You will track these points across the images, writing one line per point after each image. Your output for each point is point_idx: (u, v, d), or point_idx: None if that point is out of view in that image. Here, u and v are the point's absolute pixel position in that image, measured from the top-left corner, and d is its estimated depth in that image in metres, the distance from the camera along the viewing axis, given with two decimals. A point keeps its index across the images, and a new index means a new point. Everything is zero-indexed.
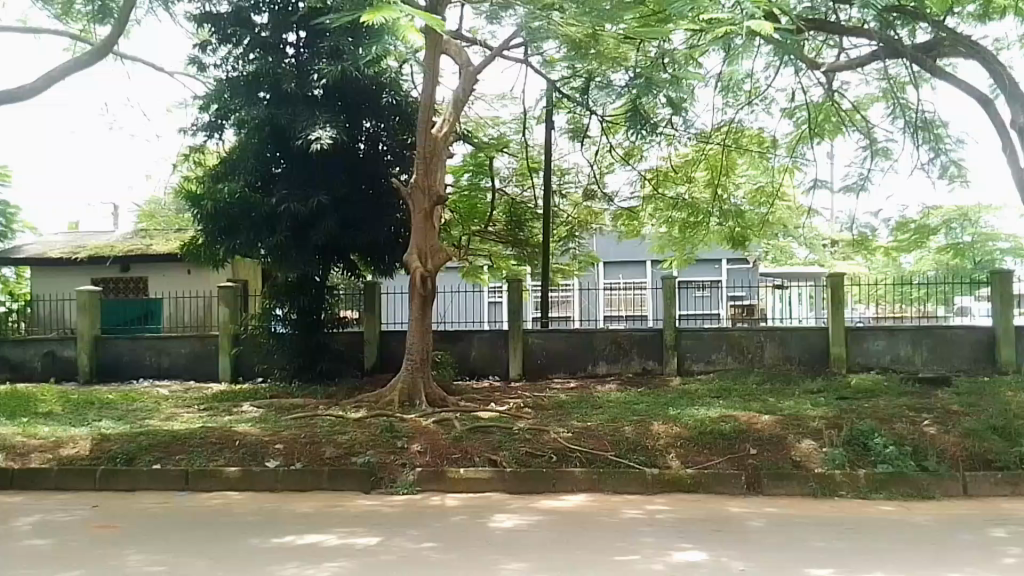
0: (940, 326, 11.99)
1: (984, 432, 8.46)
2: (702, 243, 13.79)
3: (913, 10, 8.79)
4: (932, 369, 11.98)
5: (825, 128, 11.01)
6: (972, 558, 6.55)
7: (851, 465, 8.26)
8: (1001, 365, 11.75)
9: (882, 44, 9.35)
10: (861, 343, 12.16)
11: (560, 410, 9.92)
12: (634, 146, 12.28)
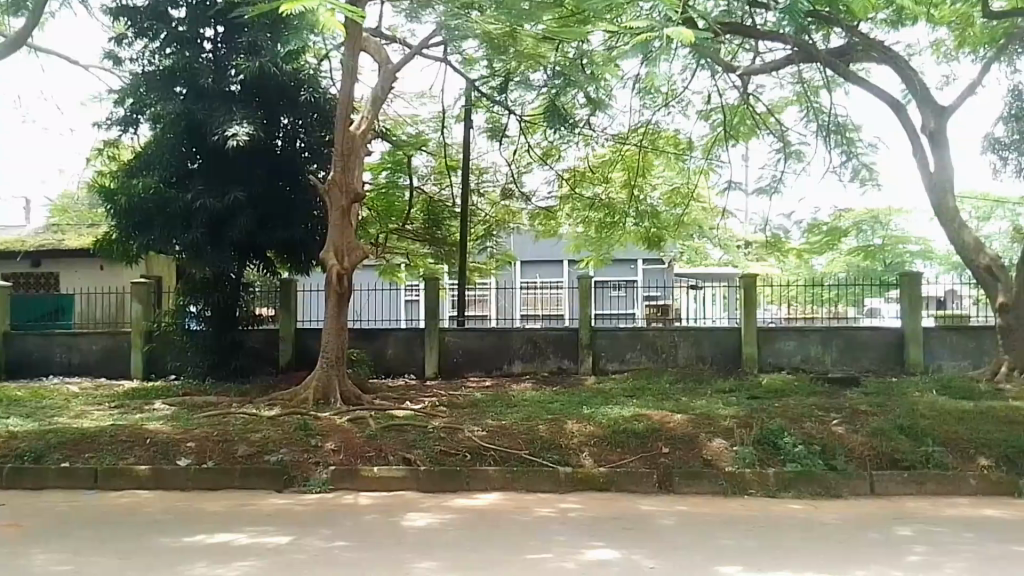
0: (850, 327, 12.19)
1: (892, 432, 8.31)
2: (618, 243, 13.87)
3: (827, 15, 8.87)
4: (842, 369, 12.18)
5: (740, 131, 11.19)
6: (880, 555, 6.54)
7: (760, 464, 8.18)
8: (909, 366, 11.97)
9: (797, 50, 9.55)
10: (774, 344, 12.32)
11: (476, 410, 9.99)
12: (552, 146, 12.23)
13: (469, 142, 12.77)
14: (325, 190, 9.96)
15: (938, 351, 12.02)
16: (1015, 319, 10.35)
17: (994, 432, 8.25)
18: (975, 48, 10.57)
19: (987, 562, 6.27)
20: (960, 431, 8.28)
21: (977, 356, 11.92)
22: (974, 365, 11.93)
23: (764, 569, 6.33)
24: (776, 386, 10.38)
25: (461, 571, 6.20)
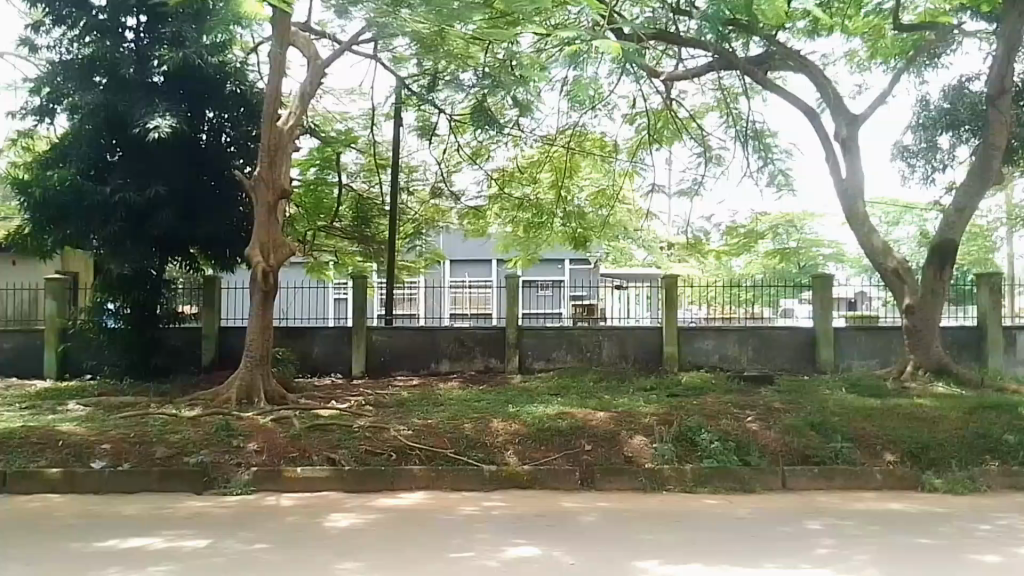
0: (765, 326, 12.65)
1: (803, 428, 8.59)
2: (547, 244, 13.81)
3: (746, 25, 9.14)
4: (757, 367, 12.62)
5: (663, 135, 11.47)
6: (791, 550, 6.76)
7: (679, 460, 8.40)
8: (820, 364, 12.43)
9: (718, 56, 9.90)
10: (693, 343, 12.70)
11: (402, 409, 9.99)
12: (481, 145, 12.25)
13: (398, 141, 12.81)
14: (251, 185, 9.95)
15: (848, 350, 12.53)
16: (921, 322, 10.56)
17: (901, 429, 8.46)
18: (886, 59, 11.14)
19: (888, 555, 6.55)
20: (868, 427, 8.52)
21: (884, 355, 12.43)
22: (881, 364, 12.44)
23: (681, 565, 6.48)
24: (696, 383, 10.75)
25: (382, 571, 6.17)
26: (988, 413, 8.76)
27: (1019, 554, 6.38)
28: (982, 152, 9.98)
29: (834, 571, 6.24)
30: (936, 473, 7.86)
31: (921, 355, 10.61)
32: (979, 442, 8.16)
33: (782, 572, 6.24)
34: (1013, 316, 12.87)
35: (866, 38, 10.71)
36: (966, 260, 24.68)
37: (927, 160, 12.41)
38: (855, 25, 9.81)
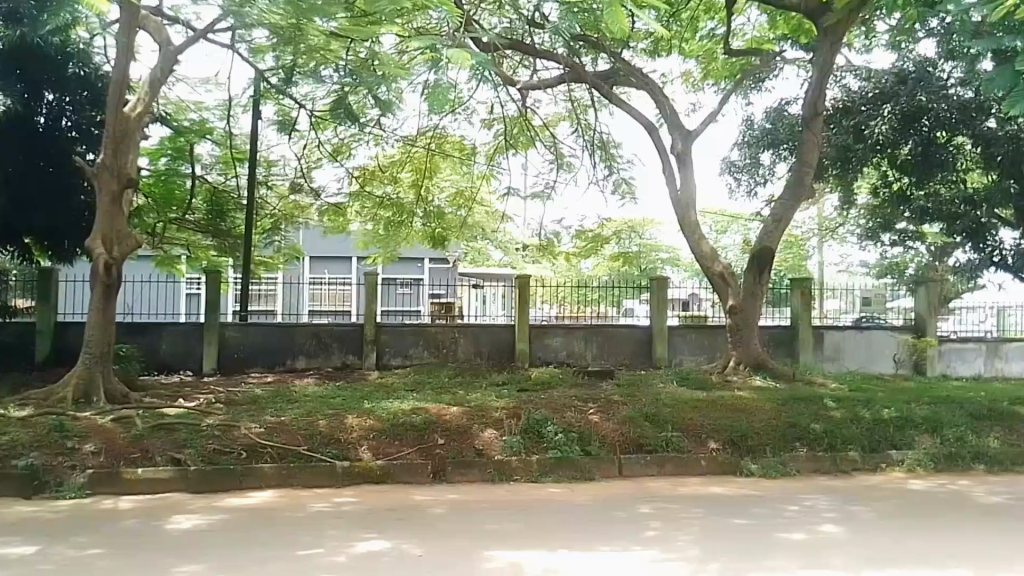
0: (607, 325, 13.52)
1: (638, 419, 9.22)
2: (406, 243, 14.06)
3: (594, 40, 9.80)
4: (600, 363, 13.48)
5: (519, 141, 11.96)
6: (623, 534, 7.30)
7: (526, 451, 8.82)
8: (656, 360, 13.45)
9: (568, 69, 10.48)
10: (543, 340, 13.41)
11: (254, 406, 9.87)
12: (342, 142, 12.19)
13: (257, 133, 12.82)
14: (94, 172, 9.57)
15: (681, 348, 13.62)
16: (743, 321, 11.39)
17: (723, 419, 9.25)
18: (718, 80, 12.14)
19: (709, 537, 7.22)
20: (696, 418, 9.25)
21: (710, 352, 13.67)
22: (708, 360, 13.62)
23: (524, 553, 6.86)
24: (544, 376, 11.33)
25: (228, 570, 6.13)
26: (799, 403, 9.71)
27: (818, 532, 7.24)
28: (797, 168, 10.94)
29: (661, 552, 6.83)
30: (753, 460, 8.65)
31: (741, 351, 11.48)
32: (790, 430, 8.98)
33: (616, 555, 6.75)
34: (820, 318, 14.37)
35: (699, 60, 11.80)
36: (782, 266, 27.36)
37: (752, 174, 14.45)
38: (690, 47, 11.45)
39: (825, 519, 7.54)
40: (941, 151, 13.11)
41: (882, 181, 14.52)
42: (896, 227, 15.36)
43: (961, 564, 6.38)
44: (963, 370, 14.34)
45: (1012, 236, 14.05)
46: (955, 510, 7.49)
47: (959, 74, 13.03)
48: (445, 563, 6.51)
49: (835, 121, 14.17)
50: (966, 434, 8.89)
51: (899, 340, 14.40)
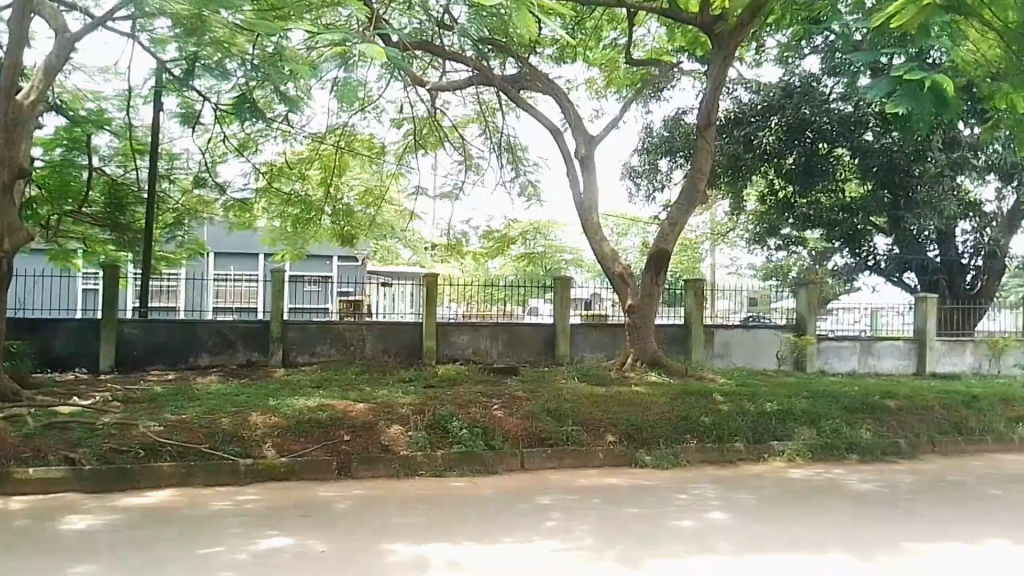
0: (513, 323, 13.99)
1: (540, 414, 9.54)
2: (314, 239, 14.05)
3: (502, 45, 10.08)
4: (505, 360, 13.95)
5: (429, 141, 12.39)
6: (522, 526, 7.57)
7: (431, 446, 8.99)
8: (558, 357, 14.01)
9: (476, 70, 10.69)
10: (449, 337, 13.75)
11: (155, 405, 9.70)
12: (248, 137, 12.04)
13: (158, 125, 12.60)
14: None
15: (582, 345, 14.20)
16: (641, 319, 11.87)
17: (620, 413, 9.66)
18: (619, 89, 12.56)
19: (604, 526, 7.57)
20: (595, 412, 9.62)
21: (610, 349, 14.33)
22: (608, 357, 14.24)
23: (427, 546, 7.05)
24: (450, 373, 11.62)
25: (125, 570, 6.06)
26: (691, 398, 10.24)
27: (706, 520, 7.70)
28: (691, 172, 11.34)
29: (559, 542, 7.13)
30: (647, 451, 9.09)
31: (638, 348, 11.94)
32: (682, 423, 9.46)
33: (518, 547, 7.02)
34: (712, 316, 15.09)
35: (602, 70, 12.24)
36: (678, 267, 28.64)
37: (650, 179, 16.34)
38: (594, 55, 11.87)
39: (713, 506, 8.01)
40: (822, 161, 15.55)
41: (769, 189, 16.69)
42: (781, 233, 16.82)
43: (833, 547, 6.99)
44: (839, 366, 15.35)
45: (884, 242, 16.78)
46: (829, 497, 8.09)
47: (839, 91, 15.27)
48: (349, 557, 6.62)
49: (727, 131, 16.25)
50: (841, 426, 9.56)
51: (782, 338, 15.29)
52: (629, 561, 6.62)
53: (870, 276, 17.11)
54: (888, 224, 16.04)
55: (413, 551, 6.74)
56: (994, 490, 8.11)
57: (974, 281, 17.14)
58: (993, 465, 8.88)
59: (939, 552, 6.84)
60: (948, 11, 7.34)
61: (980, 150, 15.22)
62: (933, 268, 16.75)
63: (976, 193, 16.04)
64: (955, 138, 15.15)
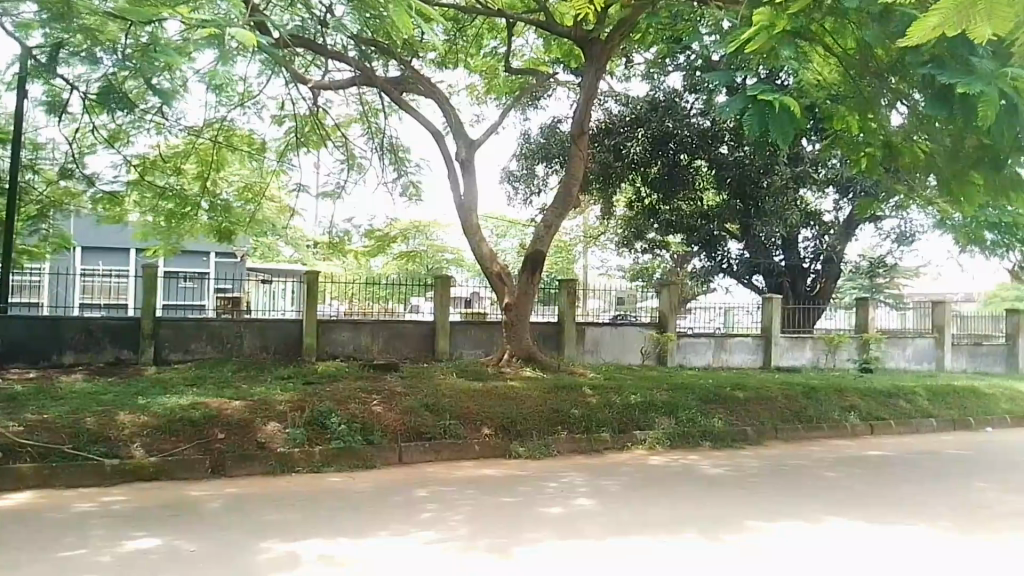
0: (393, 320, 14.24)
1: (419, 409, 9.78)
2: (189, 235, 13.59)
3: (386, 49, 10.31)
4: (386, 356, 14.19)
5: (311, 138, 12.62)
6: (398, 519, 7.76)
7: (308, 442, 9.04)
8: (438, 354, 14.31)
9: (359, 72, 10.97)
10: (330, 335, 13.81)
11: (13, 405, 9.24)
12: (119, 129, 11.64)
13: (20, 112, 11.88)
14: None
15: (462, 342, 14.64)
16: (518, 317, 12.31)
17: (496, 407, 10.05)
18: (499, 95, 13.08)
19: (477, 516, 7.89)
20: (472, 406, 9.97)
21: (487, 346, 14.82)
22: (486, 353, 14.80)
23: (303, 542, 7.13)
24: (330, 370, 11.75)
25: None
26: (562, 391, 10.78)
27: (573, 506, 8.18)
28: (564, 178, 11.92)
29: (434, 533, 7.38)
30: (521, 442, 9.51)
31: (515, 344, 12.42)
32: (553, 415, 9.96)
33: (394, 539, 7.24)
34: (584, 315, 15.85)
35: (483, 76, 12.70)
36: (555, 268, 29.63)
37: (526, 184, 17.13)
38: (474, 62, 12.29)
39: (580, 493, 8.51)
40: (683, 171, 16.64)
41: (636, 196, 17.49)
42: (647, 236, 17.89)
43: (687, 528, 7.62)
44: (695, 361, 16.50)
45: (737, 247, 18.38)
46: (685, 482, 8.76)
47: (699, 107, 16.35)
48: (220, 556, 6.59)
49: (598, 140, 16.97)
50: (696, 415, 10.33)
51: (646, 335, 16.22)
52: (500, 549, 6.97)
53: (724, 279, 18.75)
54: (740, 231, 17.54)
55: (286, 547, 6.80)
56: (828, 472, 9.01)
57: (814, 283, 19.08)
58: (827, 448, 9.86)
59: (777, 529, 7.63)
60: (793, 38, 8.08)
61: (821, 165, 16.46)
62: (778, 271, 18.65)
63: (817, 206, 17.67)
64: (799, 153, 16.33)
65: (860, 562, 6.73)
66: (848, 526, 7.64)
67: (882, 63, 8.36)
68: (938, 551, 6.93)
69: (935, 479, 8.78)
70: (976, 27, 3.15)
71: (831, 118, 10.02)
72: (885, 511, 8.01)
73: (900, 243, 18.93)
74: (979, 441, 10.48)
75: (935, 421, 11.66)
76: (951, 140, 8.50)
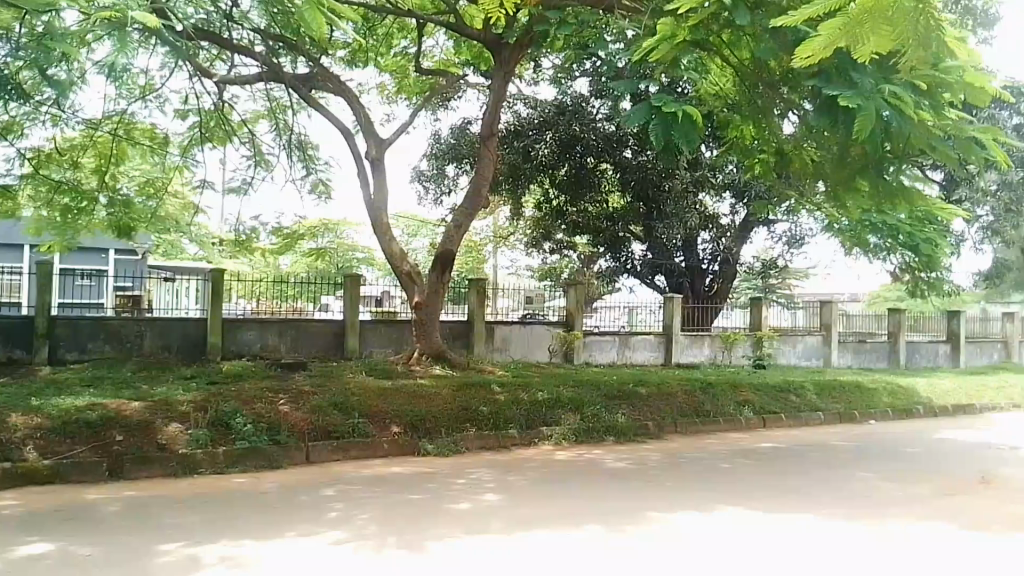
0: (301, 319, 14.52)
1: (327, 407, 9.80)
2: (86, 231, 13.15)
3: (294, 44, 10.60)
4: (293, 355, 14.49)
5: (215, 133, 12.60)
6: (304, 517, 7.61)
7: (212, 443, 8.90)
8: (347, 352, 14.75)
9: (267, 67, 11.35)
10: (235, 334, 14.02)
11: None
12: (12, 119, 11.14)
13: None
14: None
15: (370, 341, 15.06)
16: (428, 316, 12.45)
17: (405, 405, 10.16)
18: (410, 95, 13.68)
19: (386, 513, 7.80)
20: (381, 405, 10.05)
21: (397, 344, 15.33)
22: (395, 351, 15.32)
23: (206, 543, 6.85)
24: (235, 371, 11.67)
25: None
26: (469, 388, 10.99)
27: (482, 501, 8.25)
28: (474, 178, 12.15)
29: (344, 531, 7.26)
30: (430, 440, 9.64)
31: (424, 343, 12.53)
32: (462, 412, 10.14)
33: (301, 538, 7.02)
34: (493, 314, 16.13)
35: (394, 75, 13.17)
36: (466, 268, 30.16)
37: (437, 184, 17.68)
38: (385, 61, 12.73)
39: (487, 489, 8.59)
40: (590, 174, 17.04)
41: (544, 197, 17.82)
42: (554, 237, 18.50)
43: (598, 520, 7.71)
44: (600, 358, 17.00)
45: (640, 248, 18.89)
46: (590, 476, 8.99)
47: (604, 112, 16.73)
48: (117, 557, 6.35)
49: (508, 142, 17.17)
50: (601, 410, 10.75)
51: (553, 334, 16.65)
52: (411, 545, 6.83)
53: (629, 279, 19.27)
54: (643, 233, 18.14)
55: (186, 548, 6.60)
56: (723, 464, 9.42)
57: (711, 283, 19.81)
58: (720, 442, 10.35)
59: (683, 519, 7.79)
60: (693, 46, 8.25)
61: (718, 171, 17.15)
62: (678, 271, 19.34)
63: (714, 210, 18.29)
64: (698, 159, 16.92)
65: (775, 547, 6.90)
66: (749, 513, 7.88)
67: (774, 74, 8.75)
68: (841, 538, 7.15)
69: (822, 468, 9.29)
70: (866, 46, 3.63)
71: (727, 126, 10.59)
72: (781, 496, 8.38)
73: (789, 246, 19.89)
74: (859, 434, 11.19)
75: (822, 415, 12.38)
76: (838, 148, 8.81)
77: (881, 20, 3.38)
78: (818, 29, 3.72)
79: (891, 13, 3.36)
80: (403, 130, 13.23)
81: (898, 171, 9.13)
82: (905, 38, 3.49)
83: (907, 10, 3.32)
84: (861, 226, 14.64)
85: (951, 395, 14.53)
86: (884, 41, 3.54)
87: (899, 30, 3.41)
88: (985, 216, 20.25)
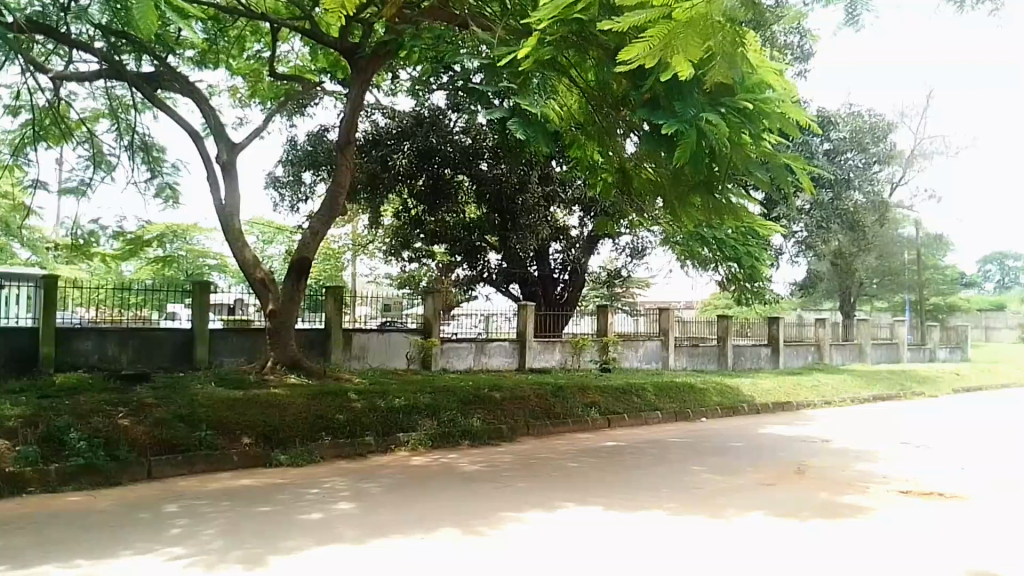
0: (144, 327, 13.98)
1: (172, 420, 9.48)
2: None
3: (135, 39, 10.41)
4: (135, 366, 13.87)
5: (50, 132, 11.99)
6: (143, 534, 7.22)
7: (42, 460, 8.28)
8: (195, 362, 14.30)
9: (107, 64, 11.10)
10: (70, 343, 13.28)
11: None
12: None
13: None
14: None
15: (221, 350, 14.70)
16: (281, 323, 12.34)
17: (257, 416, 10.03)
18: (263, 99, 13.73)
19: (232, 527, 7.53)
20: (232, 416, 9.88)
21: (249, 353, 15.04)
22: (247, 359, 14.98)
23: (27, 568, 6.29)
24: (70, 385, 10.99)
25: None
26: (323, 398, 11.00)
27: (333, 510, 8.14)
28: (331, 187, 12.26)
29: (187, 545, 6.98)
30: (281, 451, 9.58)
31: (279, 352, 12.40)
32: (316, 422, 10.22)
33: (133, 559, 6.54)
34: (351, 321, 16.33)
35: (246, 78, 13.31)
36: (322, 276, 29.90)
37: (293, 191, 17.50)
38: (237, 63, 12.84)
39: (340, 497, 8.53)
40: (449, 185, 17.48)
41: (403, 206, 18.15)
42: (413, 246, 18.60)
43: (451, 520, 7.85)
44: (457, 364, 17.30)
45: (495, 258, 19.30)
46: (444, 480, 9.20)
47: (460, 125, 17.25)
48: None
49: (366, 151, 17.38)
50: (456, 416, 11.14)
51: (411, 340, 16.91)
52: (252, 560, 6.52)
53: (485, 287, 19.72)
54: (499, 244, 18.42)
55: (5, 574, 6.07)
56: (571, 463, 9.93)
57: (562, 291, 20.79)
58: (569, 443, 10.94)
59: (534, 519, 7.95)
60: (545, 67, 8.62)
61: (566, 185, 18.14)
62: (532, 280, 20.03)
63: (564, 221, 19.39)
64: (549, 174, 17.83)
65: (617, 538, 7.32)
66: (595, 511, 8.11)
67: (616, 96, 9.25)
68: (677, 531, 7.60)
69: (659, 465, 10.00)
70: (677, 57, 4.48)
71: (577, 143, 11.30)
72: (621, 492, 8.88)
73: (632, 257, 21.14)
74: (688, 431, 12.21)
75: (660, 413, 13.41)
76: (673, 168, 9.55)
77: (704, 27, 4.21)
78: (639, 36, 4.49)
79: (707, 25, 4.21)
80: (256, 134, 13.16)
81: (725, 191, 10.02)
82: (706, 49, 4.40)
83: (718, 23, 4.23)
84: (695, 240, 15.97)
85: (772, 393, 16.02)
86: (694, 49, 4.38)
87: (709, 39, 4.28)
88: (800, 232, 22.26)
